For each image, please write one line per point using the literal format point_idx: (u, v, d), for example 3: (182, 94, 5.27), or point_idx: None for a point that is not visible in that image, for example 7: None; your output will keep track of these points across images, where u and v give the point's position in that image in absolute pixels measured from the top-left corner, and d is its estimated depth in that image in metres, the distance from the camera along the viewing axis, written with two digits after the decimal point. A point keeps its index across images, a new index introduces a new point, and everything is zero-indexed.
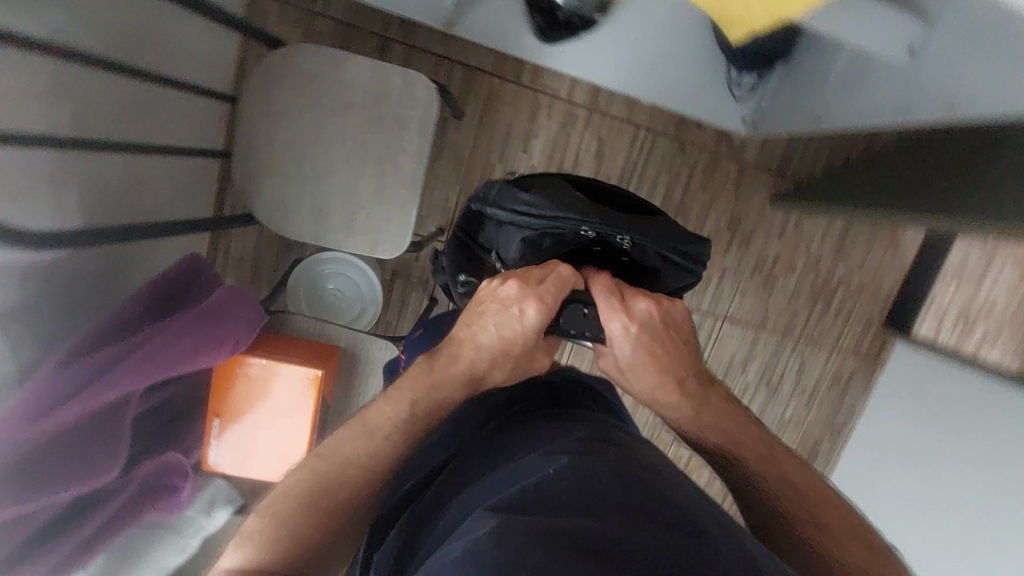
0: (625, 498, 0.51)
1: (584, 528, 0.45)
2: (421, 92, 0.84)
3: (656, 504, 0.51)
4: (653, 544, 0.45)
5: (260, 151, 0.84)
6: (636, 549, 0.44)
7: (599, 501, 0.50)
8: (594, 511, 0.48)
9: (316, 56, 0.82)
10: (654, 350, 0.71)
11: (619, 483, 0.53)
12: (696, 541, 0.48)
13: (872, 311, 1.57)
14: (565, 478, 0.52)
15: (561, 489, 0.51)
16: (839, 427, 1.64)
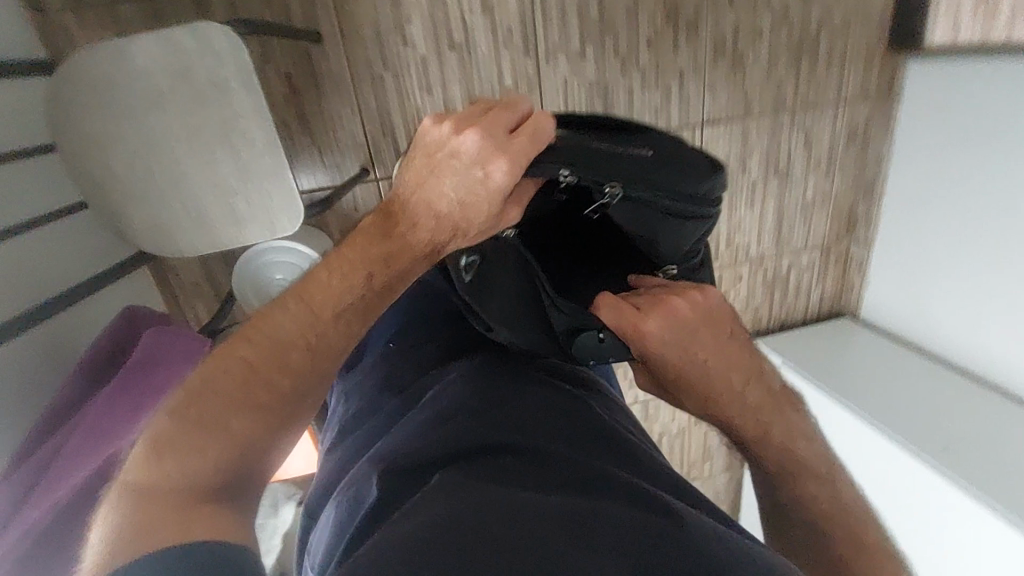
0: (588, 484, 0.48)
1: (545, 513, 0.42)
2: (220, 42, 0.72)
3: (624, 489, 0.48)
4: (617, 529, 0.42)
5: (105, 185, 0.77)
6: (598, 535, 0.41)
7: (561, 485, 0.47)
8: (562, 500, 0.44)
9: (93, 59, 0.70)
10: (697, 351, 0.65)
11: (583, 469, 0.50)
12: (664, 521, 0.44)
13: (868, 41, 1.34)
14: (528, 462, 0.49)
15: (524, 471, 0.48)
16: (869, 182, 1.48)
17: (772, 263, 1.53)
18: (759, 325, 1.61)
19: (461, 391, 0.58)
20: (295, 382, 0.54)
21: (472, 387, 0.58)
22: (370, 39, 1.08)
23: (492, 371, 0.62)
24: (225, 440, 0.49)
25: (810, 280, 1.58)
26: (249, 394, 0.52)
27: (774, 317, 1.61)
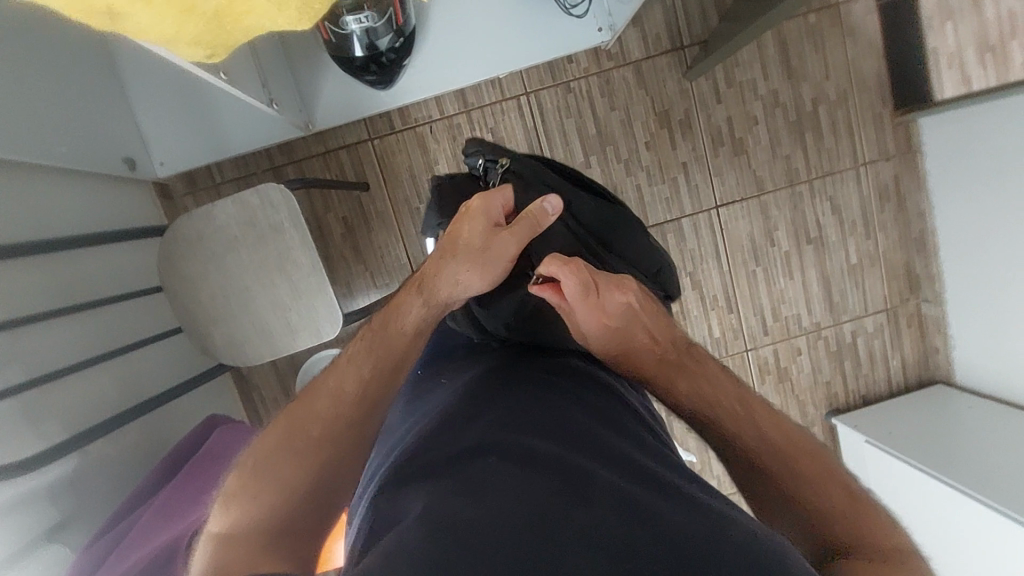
0: (560, 480, 0.49)
1: (512, 521, 0.45)
2: (276, 195, 0.96)
3: (596, 485, 0.49)
4: (584, 535, 0.45)
5: (196, 313, 0.99)
6: (566, 542, 0.44)
7: (532, 484, 0.49)
8: (533, 506, 0.47)
9: (192, 220, 0.97)
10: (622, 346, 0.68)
11: (557, 462, 0.51)
12: (632, 522, 0.46)
13: (872, 108, 1.37)
14: (506, 459, 0.51)
15: (500, 470, 0.50)
16: (917, 237, 1.42)
17: (831, 332, 1.44)
18: (835, 401, 1.47)
19: (456, 403, 0.62)
20: (325, 429, 0.62)
21: (468, 393, 0.63)
22: (407, 181, 1.30)
23: (488, 380, 0.64)
24: (276, 488, 0.59)
25: (883, 347, 1.46)
26: (297, 435, 0.62)
27: (851, 391, 1.47)
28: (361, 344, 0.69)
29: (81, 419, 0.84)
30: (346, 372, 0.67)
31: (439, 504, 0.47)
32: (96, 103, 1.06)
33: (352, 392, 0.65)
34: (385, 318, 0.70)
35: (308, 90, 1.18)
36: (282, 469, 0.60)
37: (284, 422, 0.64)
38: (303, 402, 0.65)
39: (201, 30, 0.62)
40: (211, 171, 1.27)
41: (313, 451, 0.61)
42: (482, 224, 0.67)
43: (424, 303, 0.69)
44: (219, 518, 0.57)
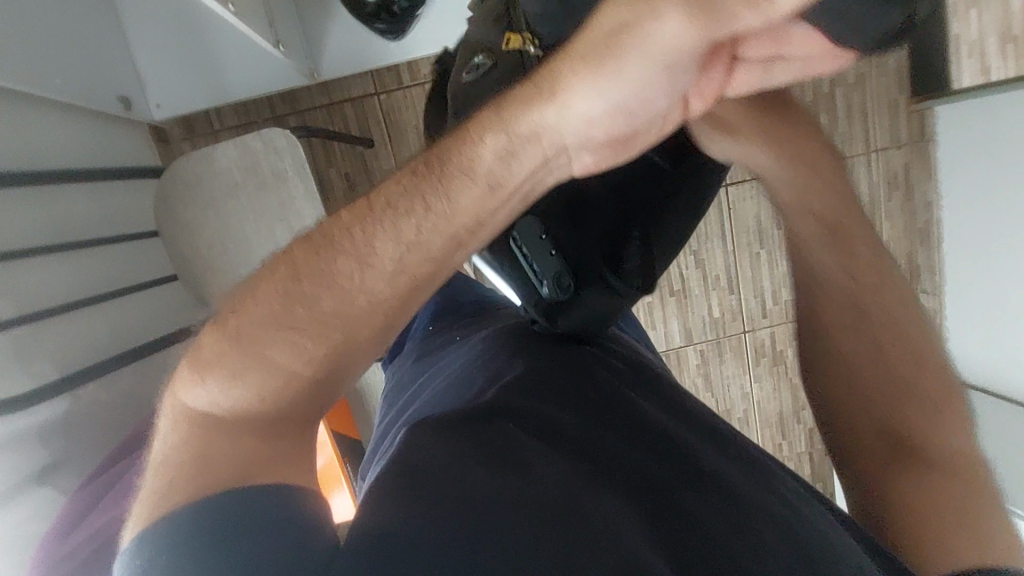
0: (589, 453, 0.48)
1: (535, 481, 0.43)
2: (281, 142, 0.92)
3: (625, 463, 0.49)
4: (611, 506, 0.43)
5: (193, 261, 0.97)
6: (595, 509, 0.42)
7: (558, 452, 0.48)
8: (556, 471, 0.45)
9: (191, 162, 0.93)
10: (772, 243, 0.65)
11: (585, 436, 0.50)
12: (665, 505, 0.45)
13: (888, 94, 1.36)
14: (530, 426, 0.50)
15: (522, 432, 0.49)
16: (922, 228, 1.42)
17: None
18: None
19: (476, 368, 0.61)
20: (334, 314, 0.47)
21: (489, 360, 0.62)
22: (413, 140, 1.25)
23: (505, 346, 0.63)
24: (265, 372, 0.46)
25: None
26: (294, 304, 0.46)
27: None
28: (395, 186, 0.48)
29: (69, 360, 0.82)
30: (389, 237, 0.47)
31: (454, 451, 0.45)
32: (89, 30, 1.00)
33: (388, 267, 0.47)
34: (445, 147, 0.48)
35: (315, 36, 1.13)
36: (274, 347, 0.46)
37: (284, 277, 0.47)
38: (307, 265, 0.47)
39: None
40: (208, 117, 1.22)
41: (319, 338, 0.47)
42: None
43: (503, 134, 0.46)
44: (200, 393, 0.46)
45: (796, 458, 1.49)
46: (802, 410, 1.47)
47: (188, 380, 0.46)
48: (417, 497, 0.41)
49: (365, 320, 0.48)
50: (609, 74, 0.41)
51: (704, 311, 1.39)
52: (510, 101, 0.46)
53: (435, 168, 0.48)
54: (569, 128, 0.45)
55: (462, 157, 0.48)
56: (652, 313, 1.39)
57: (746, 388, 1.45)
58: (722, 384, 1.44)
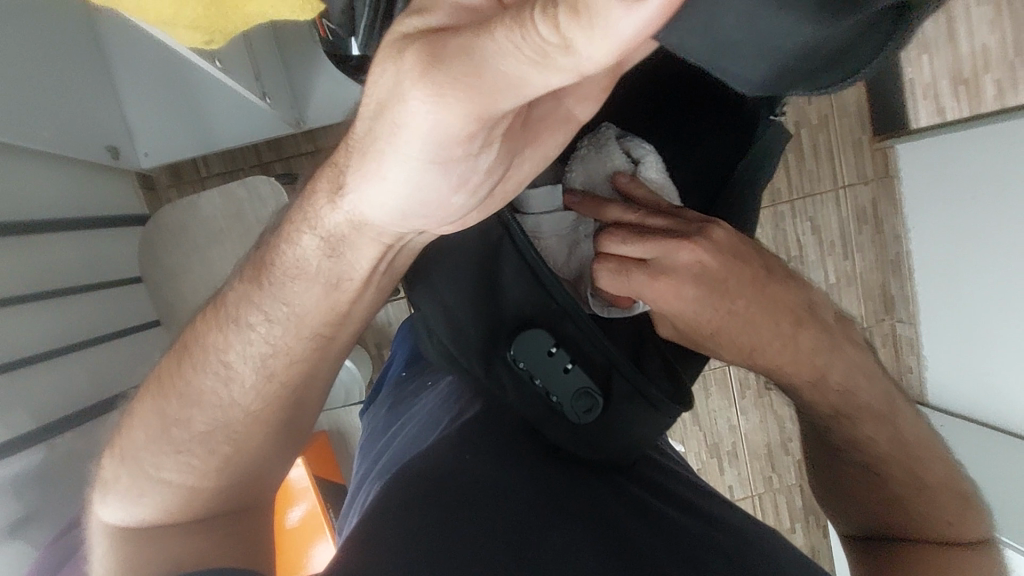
0: (538, 501, 0.53)
1: (488, 543, 0.49)
2: (265, 189, 0.94)
3: (574, 510, 0.54)
4: (559, 559, 0.49)
5: (176, 306, 0.97)
6: (543, 564, 0.48)
7: (509, 505, 0.52)
8: (509, 528, 0.51)
9: (176, 210, 0.95)
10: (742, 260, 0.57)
11: (536, 484, 0.55)
12: (612, 546, 0.51)
13: (851, 134, 1.42)
14: (484, 476, 0.54)
15: (476, 488, 0.53)
16: (893, 260, 1.47)
17: None
18: None
19: (443, 408, 0.64)
20: (211, 425, 0.57)
21: (447, 404, 0.65)
22: None
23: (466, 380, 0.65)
24: (173, 489, 0.57)
25: None
26: (172, 427, 0.57)
27: None
28: (241, 288, 0.56)
29: (45, 410, 0.80)
30: (247, 354, 0.56)
31: (413, 505, 0.51)
32: (80, 81, 1.03)
33: (252, 380, 0.57)
34: (273, 255, 0.54)
35: (301, 87, 1.17)
36: (166, 467, 0.57)
37: (159, 397, 0.58)
38: (181, 385, 0.57)
39: (199, 13, 0.60)
40: (196, 165, 1.25)
41: (205, 445, 0.57)
42: (417, 63, 0.36)
43: (319, 234, 0.52)
44: (117, 512, 0.58)
45: (786, 490, 1.48)
46: (789, 441, 1.48)
47: (103, 500, 0.59)
48: (384, 553, 0.48)
49: (245, 420, 0.58)
50: (368, 158, 0.45)
51: None
52: (316, 199, 0.51)
53: (270, 281, 0.54)
54: (375, 215, 0.49)
55: (296, 257, 0.53)
56: None
57: (733, 421, 1.45)
58: (709, 418, 1.44)
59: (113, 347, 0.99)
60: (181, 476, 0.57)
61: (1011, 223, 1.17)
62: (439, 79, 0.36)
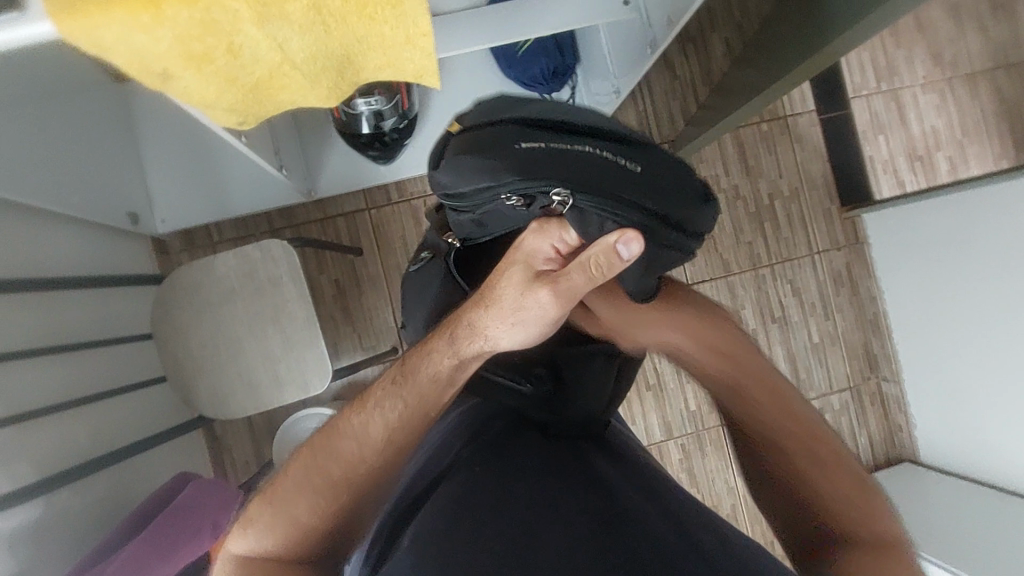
0: (540, 499, 0.62)
1: (502, 540, 0.58)
2: (279, 251, 1.01)
3: (574, 501, 0.63)
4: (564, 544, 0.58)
5: (184, 362, 1.00)
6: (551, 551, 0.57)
7: (517, 504, 0.62)
8: (517, 522, 0.60)
9: (192, 270, 1.00)
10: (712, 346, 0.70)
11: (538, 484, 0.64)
12: (612, 526, 0.60)
13: (822, 205, 1.53)
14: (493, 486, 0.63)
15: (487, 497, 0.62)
16: (872, 320, 1.54)
17: None
18: None
19: (454, 433, 0.72)
20: (347, 473, 0.60)
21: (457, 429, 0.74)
22: (400, 249, 1.36)
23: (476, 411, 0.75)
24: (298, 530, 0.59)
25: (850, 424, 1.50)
26: (313, 476, 0.60)
27: None
28: (388, 382, 0.63)
29: (46, 464, 0.81)
30: (380, 423, 0.61)
31: (446, 510, 0.60)
32: (110, 156, 1.12)
33: (380, 439, 0.61)
34: (414, 362, 0.63)
35: (314, 160, 1.27)
36: (300, 507, 0.59)
37: (309, 452, 0.62)
38: (328, 436, 0.62)
39: (238, 98, 0.69)
40: (209, 231, 1.32)
41: (341, 489, 0.59)
42: (521, 274, 0.57)
43: (455, 353, 0.62)
44: (245, 543, 0.59)
45: None
46: None
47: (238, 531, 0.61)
48: (426, 552, 0.57)
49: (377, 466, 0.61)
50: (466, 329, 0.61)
51: (680, 406, 1.44)
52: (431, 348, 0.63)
53: (410, 374, 0.62)
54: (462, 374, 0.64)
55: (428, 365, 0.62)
56: (631, 408, 1.43)
57: (731, 482, 1.45)
58: (706, 479, 1.45)
59: (119, 404, 1.00)
60: (310, 518, 0.59)
61: (976, 283, 1.26)
62: (539, 284, 0.56)
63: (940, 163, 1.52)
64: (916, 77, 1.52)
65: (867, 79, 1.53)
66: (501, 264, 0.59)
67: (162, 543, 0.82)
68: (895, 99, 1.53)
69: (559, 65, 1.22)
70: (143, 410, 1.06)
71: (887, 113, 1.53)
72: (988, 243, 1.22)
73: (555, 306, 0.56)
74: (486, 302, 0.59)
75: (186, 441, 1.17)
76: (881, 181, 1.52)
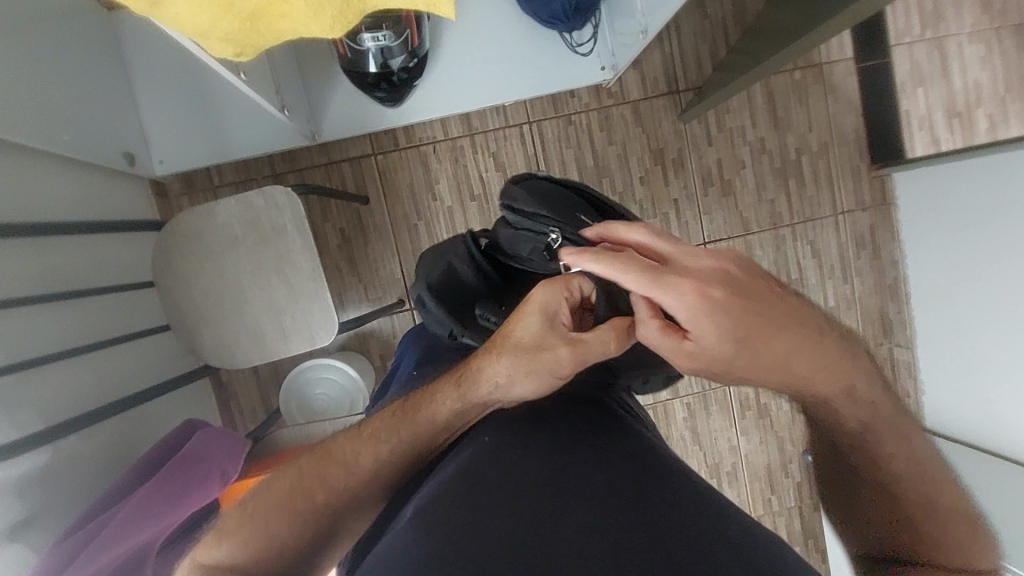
0: (554, 475, 0.59)
1: (508, 516, 0.55)
2: (282, 198, 0.96)
3: (589, 478, 0.59)
4: (575, 522, 0.54)
5: (186, 310, 0.98)
6: (563, 529, 0.54)
7: (527, 479, 0.58)
8: (527, 499, 0.57)
9: (192, 216, 0.96)
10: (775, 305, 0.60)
11: (550, 458, 0.60)
12: (627, 506, 0.56)
13: (850, 162, 1.46)
14: (503, 461, 0.60)
15: (496, 473, 0.59)
16: (891, 285, 1.49)
17: None
18: None
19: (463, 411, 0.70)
20: (329, 497, 0.66)
21: None
22: (407, 198, 1.31)
23: None
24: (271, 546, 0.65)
25: None
26: (294, 499, 0.66)
27: None
28: (387, 418, 0.69)
29: (49, 412, 0.80)
30: (374, 454, 0.67)
31: (451, 488, 0.58)
32: (102, 90, 1.06)
33: (371, 467, 0.67)
34: (417, 402, 0.69)
35: (318, 100, 1.20)
36: (278, 524, 0.65)
37: (299, 473, 0.68)
38: (321, 457, 0.69)
39: (235, 27, 0.63)
40: (209, 174, 1.27)
41: (324, 511, 0.66)
42: (539, 324, 0.62)
43: (460, 397, 0.67)
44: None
45: (786, 513, 1.48)
46: (789, 464, 1.48)
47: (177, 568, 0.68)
48: (427, 527, 0.55)
49: (362, 493, 0.67)
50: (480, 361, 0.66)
51: None
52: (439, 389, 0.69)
53: (410, 411, 0.69)
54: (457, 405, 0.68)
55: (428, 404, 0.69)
56: None
57: (734, 442, 1.46)
58: (710, 438, 1.45)
59: (121, 351, 0.99)
60: (286, 536, 0.65)
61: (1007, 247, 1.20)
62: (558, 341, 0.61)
63: None
64: (964, 24, 1.41)
65: (911, 24, 1.41)
66: (517, 309, 0.63)
67: (167, 493, 0.82)
68: (939, 48, 1.41)
69: (582, 1, 1.11)
70: (147, 356, 1.05)
71: (928, 64, 1.42)
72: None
73: (569, 366, 0.61)
74: (500, 348, 0.64)
75: (192, 387, 1.17)
76: (916, 138, 1.44)
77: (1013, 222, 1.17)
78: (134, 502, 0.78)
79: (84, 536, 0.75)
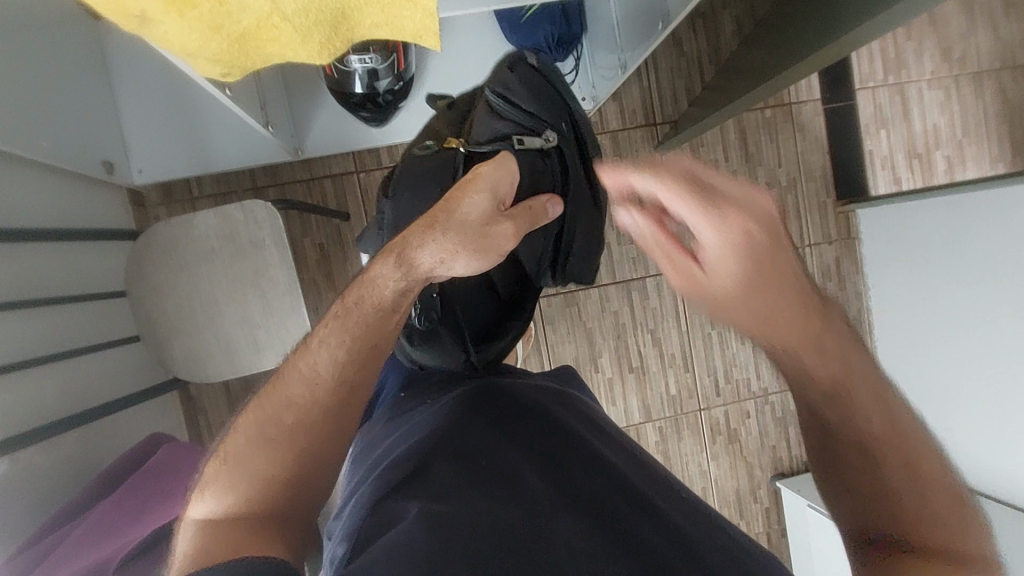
0: (544, 492, 0.58)
1: (496, 523, 0.53)
2: (261, 213, 0.97)
3: (573, 494, 0.59)
4: (568, 534, 0.54)
5: (157, 322, 0.97)
6: (557, 542, 0.53)
7: (513, 489, 0.58)
8: (515, 509, 0.55)
9: (168, 228, 0.96)
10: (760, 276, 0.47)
11: (537, 475, 0.60)
12: (613, 524, 0.56)
13: (817, 197, 1.52)
14: (489, 475, 0.59)
15: (482, 484, 0.58)
16: (856, 316, 1.55)
17: (777, 398, 1.50)
18: (779, 467, 1.51)
19: (447, 416, 0.69)
20: (302, 413, 0.59)
21: (457, 407, 0.70)
22: None
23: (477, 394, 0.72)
24: (261, 479, 0.55)
25: None
26: (270, 426, 0.58)
27: (795, 457, 1.52)
28: (333, 322, 0.64)
29: (9, 422, 0.78)
30: (323, 351, 0.62)
31: (442, 496, 0.56)
32: (84, 99, 1.06)
33: (329, 363, 0.62)
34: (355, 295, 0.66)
35: (302, 118, 1.21)
36: (259, 459, 0.56)
37: (261, 408, 0.59)
38: (279, 380, 0.61)
39: (222, 48, 0.64)
40: (189, 185, 1.27)
41: (301, 433, 0.58)
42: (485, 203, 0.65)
43: (402, 275, 0.66)
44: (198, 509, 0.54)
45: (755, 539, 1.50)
46: (758, 490, 1.50)
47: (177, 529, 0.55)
48: (429, 527, 0.51)
49: (326, 404, 0.60)
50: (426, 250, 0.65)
51: (662, 390, 1.45)
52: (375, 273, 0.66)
53: (352, 304, 0.65)
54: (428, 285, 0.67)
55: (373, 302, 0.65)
56: (612, 389, 1.43)
57: (704, 466, 1.48)
58: (680, 462, 1.47)
59: (86, 363, 0.97)
60: (270, 472, 0.56)
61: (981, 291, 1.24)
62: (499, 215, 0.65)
63: (939, 162, 1.51)
64: (923, 72, 1.50)
65: (875, 70, 1.50)
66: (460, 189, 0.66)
67: (133, 504, 0.81)
68: (900, 93, 1.50)
69: (565, 35, 1.17)
70: (113, 369, 1.03)
71: (891, 108, 1.50)
72: (979, 246, 1.21)
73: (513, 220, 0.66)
74: (443, 223, 0.64)
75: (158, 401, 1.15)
76: (878, 177, 1.52)
77: (969, 259, 1.23)
78: (97, 512, 0.77)
79: (41, 549, 0.73)
